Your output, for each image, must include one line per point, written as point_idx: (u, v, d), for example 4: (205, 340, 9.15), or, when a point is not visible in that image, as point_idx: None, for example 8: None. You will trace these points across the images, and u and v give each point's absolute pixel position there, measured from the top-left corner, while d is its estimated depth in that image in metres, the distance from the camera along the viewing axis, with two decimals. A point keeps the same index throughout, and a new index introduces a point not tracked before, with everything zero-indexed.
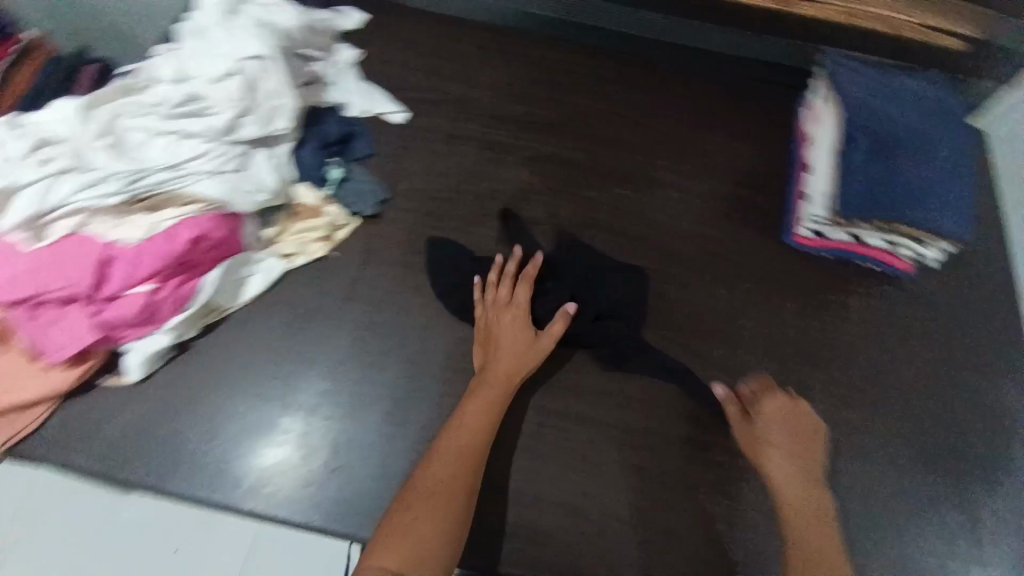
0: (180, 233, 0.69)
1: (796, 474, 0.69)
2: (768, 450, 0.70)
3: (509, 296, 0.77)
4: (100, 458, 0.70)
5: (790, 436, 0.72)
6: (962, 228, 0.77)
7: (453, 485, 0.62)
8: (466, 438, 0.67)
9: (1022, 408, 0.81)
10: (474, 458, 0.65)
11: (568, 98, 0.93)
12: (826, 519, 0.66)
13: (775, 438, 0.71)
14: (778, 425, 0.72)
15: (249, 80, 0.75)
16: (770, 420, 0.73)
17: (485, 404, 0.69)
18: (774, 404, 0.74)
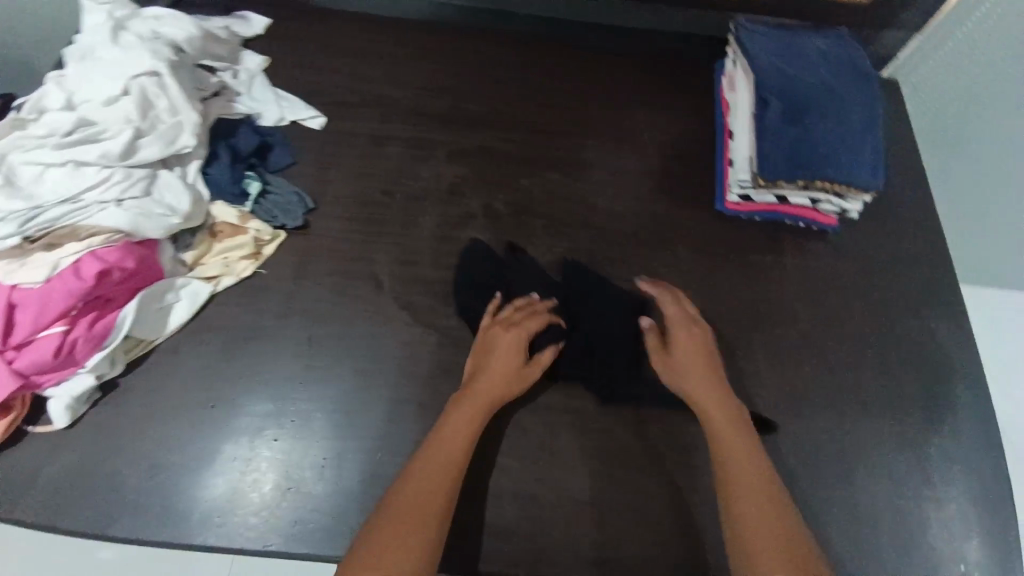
0: (86, 268, 0.66)
1: (707, 395, 0.70)
2: (678, 372, 0.72)
3: (520, 320, 0.74)
4: (34, 511, 0.65)
5: (705, 361, 0.73)
6: (878, 177, 0.79)
7: (433, 496, 0.59)
8: (447, 445, 0.63)
9: (961, 344, 0.82)
10: (453, 476, 0.61)
11: (486, 85, 0.92)
12: (745, 434, 0.67)
13: (684, 363, 0.73)
14: (692, 351, 0.73)
15: (142, 99, 0.72)
16: (685, 349, 0.74)
17: (468, 413, 0.66)
18: (686, 335, 0.75)
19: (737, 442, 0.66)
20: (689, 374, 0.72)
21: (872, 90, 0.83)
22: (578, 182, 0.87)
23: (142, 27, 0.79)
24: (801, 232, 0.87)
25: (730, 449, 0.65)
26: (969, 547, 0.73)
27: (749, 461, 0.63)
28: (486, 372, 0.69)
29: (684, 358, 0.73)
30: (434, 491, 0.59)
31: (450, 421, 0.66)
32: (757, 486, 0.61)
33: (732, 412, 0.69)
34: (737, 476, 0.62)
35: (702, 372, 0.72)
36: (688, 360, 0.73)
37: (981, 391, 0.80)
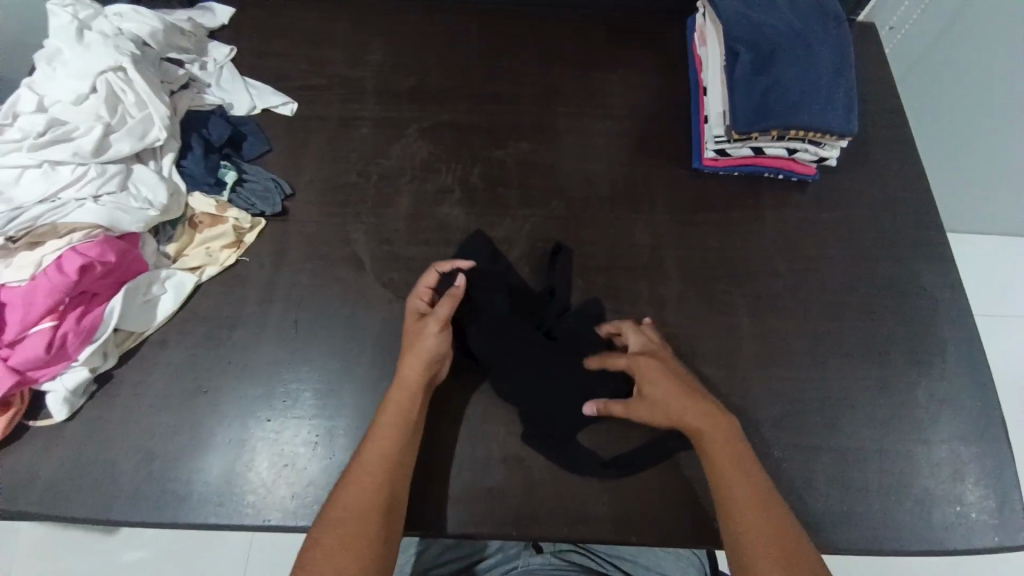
0: (68, 264, 0.67)
1: (701, 419, 0.64)
2: (666, 412, 0.66)
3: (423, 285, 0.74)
4: (43, 501, 0.67)
5: (677, 389, 0.66)
6: (853, 123, 0.78)
7: (374, 487, 0.60)
8: (386, 431, 0.64)
9: (944, 285, 0.82)
10: (396, 459, 0.62)
11: (454, 59, 0.91)
12: (741, 447, 0.64)
13: (666, 398, 0.66)
14: (660, 387, 0.66)
15: (111, 97, 0.74)
16: (649, 388, 0.67)
17: (403, 397, 0.66)
18: (649, 364, 0.68)
19: (735, 457, 0.63)
20: (669, 412, 0.65)
21: (842, 36, 0.82)
22: (550, 149, 0.87)
23: (104, 24, 0.78)
24: (781, 184, 0.86)
25: (728, 469, 0.62)
26: (964, 487, 0.72)
27: (746, 479, 0.61)
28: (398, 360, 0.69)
29: (651, 402, 0.67)
30: (377, 480, 0.61)
31: (386, 409, 0.65)
32: (756, 507, 0.60)
33: (727, 426, 0.65)
34: (734, 500, 0.61)
35: (683, 401, 0.65)
36: (661, 398, 0.66)
37: (966, 332, 0.80)
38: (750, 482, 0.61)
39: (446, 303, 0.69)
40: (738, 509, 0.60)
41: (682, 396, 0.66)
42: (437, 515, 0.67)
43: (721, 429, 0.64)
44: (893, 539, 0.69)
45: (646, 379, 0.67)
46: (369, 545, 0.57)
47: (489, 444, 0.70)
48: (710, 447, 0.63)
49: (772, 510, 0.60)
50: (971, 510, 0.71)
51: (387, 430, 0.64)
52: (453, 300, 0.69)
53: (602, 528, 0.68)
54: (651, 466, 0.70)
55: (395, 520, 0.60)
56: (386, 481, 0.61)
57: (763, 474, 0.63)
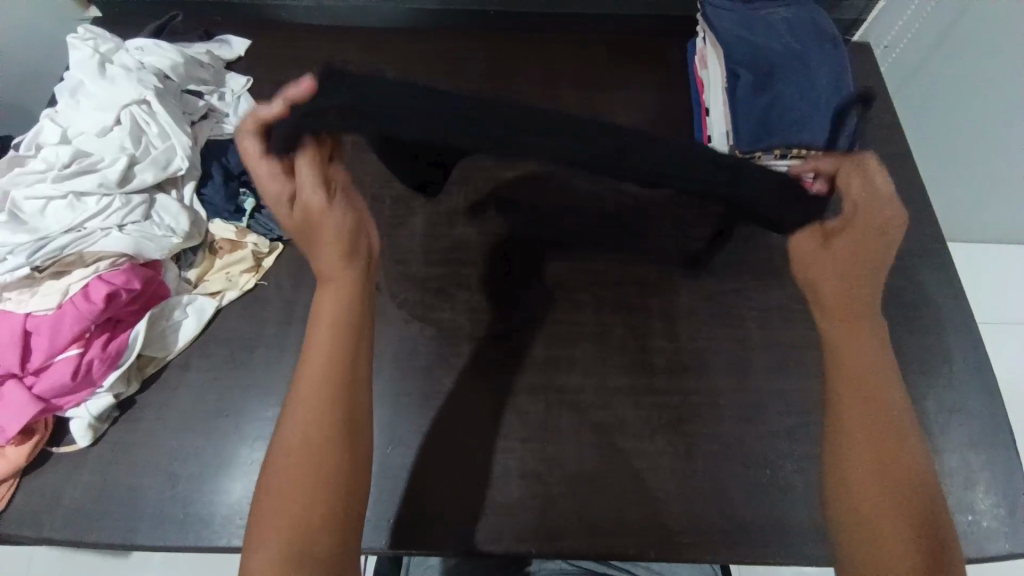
0: (94, 291, 0.69)
1: (849, 289, 0.73)
2: (838, 266, 0.73)
3: (260, 152, 0.64)
4: (67, 527, 0.68)
5: (890, 228, 0.74)
6: (852, 138, 0.81)
7: (324, 391, 0.58)
8: (318, 343, 0.61)
9: (947, 295, 0.83)
10: (340, 360, 0.60)
11: (465, 83, 0.95)
12: (910, 476, 0.60)
13: (852, 259, 0.73)
14: (878, 221, 0.74)
15: (134, 129, 0.77)
16: (867, 211, 0.74)
17: (333, 300, 0.65)
18: (866, 223, 0.73)
19: (876, 438, 0.62)
20: (848, 269, 0.73)
21: (839, 55, 0.85)
22: None
23: (127, 57, 0.82)
24: None
25: (865, 484, 0.60)
26: (976, 495, 0.73)
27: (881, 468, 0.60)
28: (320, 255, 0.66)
29: (852, 235, 0.73)
30: (326, 386, 0.59)
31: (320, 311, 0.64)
32: (876, 514, 0.58)
33: (905, 445, 0.62)
34: (857, 486, 0.60)
35: (852, 274, 0.72)
36: (842, 258, 0.73)
37: (972, 342, 0.81)
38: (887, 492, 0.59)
39: (308, 162, 0.64)
40: (867, 516, 0.58)
41: (848, 272, 0.73)
42: (459, 531, 0.68)
43: (868, 344, 0.70)
44: None
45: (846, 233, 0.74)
46: (328, 467, 0.55)
47: (508, 460, 0.71)
48: (840, 345, 0.70)
49: (904, 505, 0.58)
50: (983, 517, 0.72)
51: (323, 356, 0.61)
52: (313, 160, 0.64)
53: (622, 541, 0.68)
54: (668, 480, 0.71)
55: (359, 436, 0.58)
56: (330, 395, 0.58)
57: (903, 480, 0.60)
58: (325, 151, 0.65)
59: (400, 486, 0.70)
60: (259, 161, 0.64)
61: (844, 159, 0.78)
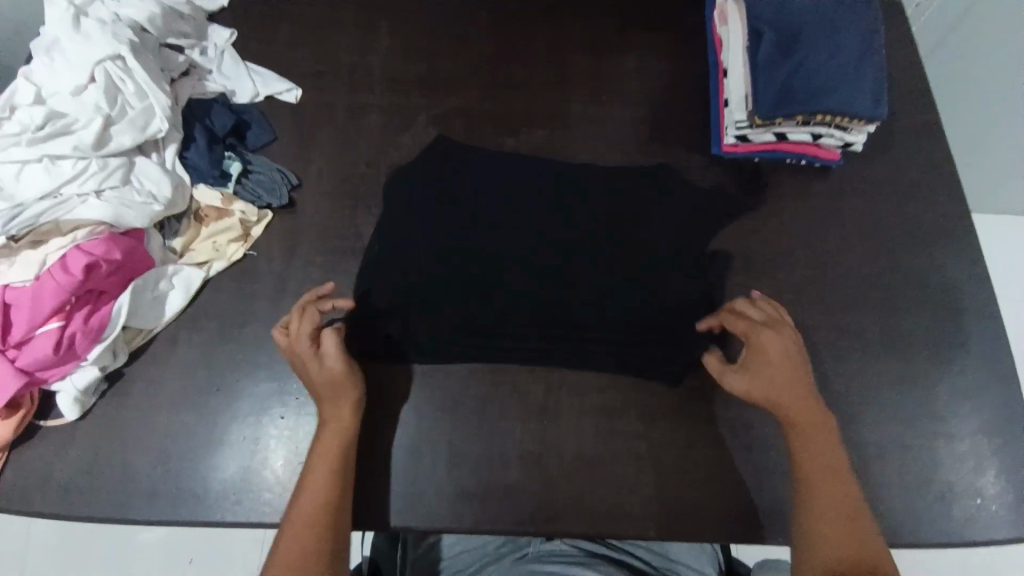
0: (72, 262, 0.66)
1: (792, 397, 0.66)
2: (767, 383, 0.66)
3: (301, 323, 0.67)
4: (60, 500, 0.67)
5: (789, 352, 0.68)
6: (881, 106, 0.75)
7: (344, 449, 0.64)
8: (341, 408, 0.66)
9: (968, 274, 0.79)
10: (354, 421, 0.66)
11: (464, 42, 0.88)
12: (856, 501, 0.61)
13: (773, 373, 0.67)
14: (770, 348, 0.68)
15: (109, 88, 0.71)
16: (758, 342, 0.68)
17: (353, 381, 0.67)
18: (771, 343, 0.68)
19: (826, 475, 0.63)
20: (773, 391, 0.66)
21: (871, 15, 0.79)
22: (564, 137, 0.84)
23: (102, 11, 0.76)
24: (804, 171, 0.83)
25: (830, 524, 0.60)
26: (985, 481, 0.71)
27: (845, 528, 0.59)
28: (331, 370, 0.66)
29: (760, 361, 0.68)
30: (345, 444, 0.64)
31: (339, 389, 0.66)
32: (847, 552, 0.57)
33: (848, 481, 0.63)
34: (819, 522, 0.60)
35: (784, 388, 0.66)
36: (765, 378, 0.67)
37: (991, 326, 0.78)
38: (847, 527, 0.59)
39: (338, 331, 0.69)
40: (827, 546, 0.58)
41: (779, 381, 0.66)
42: (456, 510, 0.67)
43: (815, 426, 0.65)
44: (913, 534, 0.69)
45: (759, 351, 0.68)
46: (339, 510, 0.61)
47: (507, 441, 0.70)
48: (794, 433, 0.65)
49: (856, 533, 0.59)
50: (991, 504, 0.70)
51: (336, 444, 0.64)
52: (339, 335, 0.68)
53: (621, 524, 0.67)
54: (670, 463, 0.69)
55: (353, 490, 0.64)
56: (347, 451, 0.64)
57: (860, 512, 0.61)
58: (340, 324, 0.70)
59: (396, 465, 0.68)
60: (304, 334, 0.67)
61: (721, 313, 0.73)
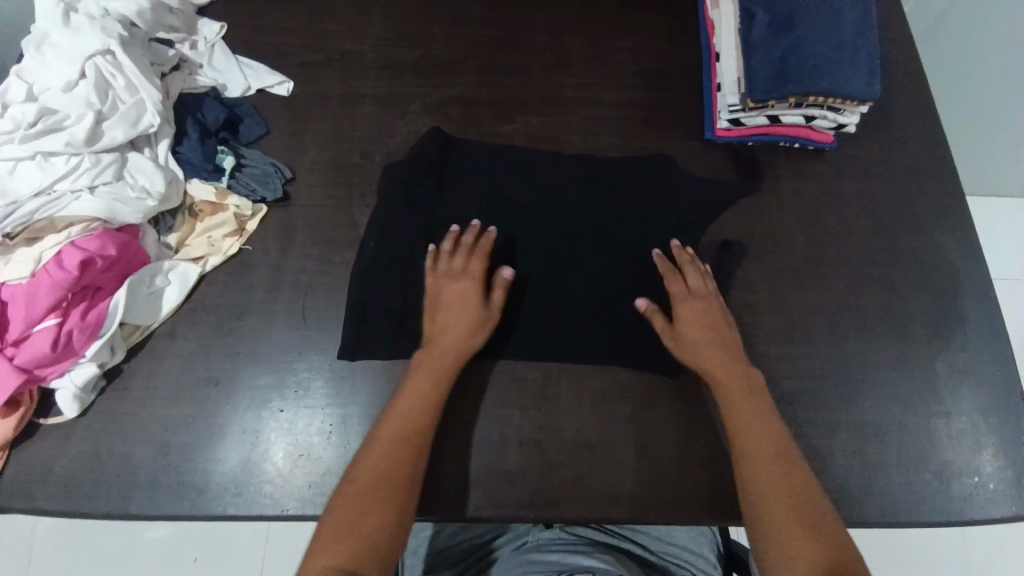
0: (66, 259, 0.65)
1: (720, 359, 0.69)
2: (697, 344, 0.70)
3: (463, 266, 0.73)
4: (62, 496, 0.67)
5: (716, 319, 0.71)
6: (875, 87, 0.75)
7: (425, 405, 0.66)
8: (436, 363, 0.68)
9: (963, 253, 0.80)
10: (446, 380, 0.68)
11: (456, 30, 0.88)
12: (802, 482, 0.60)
13: (703, 335, 0.70)
14: (698, 311, 0.71)
15: (101, 83, 0.71)
16: (689, 308, 0.72)
17: (459, 341, 0.69)
18: (698, 308, 0.72)
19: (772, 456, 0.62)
20: (704, 354, 0.69)
21: None
22: (558, 124, 0.84)
23: (90, 5, 0.75)
24: (798, 153, 0.83)
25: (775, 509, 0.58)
26: (982, 459, 0.72)
27: (783, 468, 0.61)
28: (442, 323, 0.70)
29: (689, 323, 0.71)
30: (429, 400, 0.66)
31: (441, 343, 0.69)
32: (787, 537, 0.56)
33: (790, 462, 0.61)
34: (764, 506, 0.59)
35: (711, 349, 0.69)
36: (695, 340, 0.70)
37: (987, 304, 0.78)
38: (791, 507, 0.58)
39: (499, 289, 0.72)
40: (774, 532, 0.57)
41: (706, 340, 0.70)
42: (457, 498, 0.67)
43: (744, 395, 0.67)
44: (911, 511, 0.69)
45: (688, 317, 0.71)
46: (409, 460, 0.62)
47: (506, 428, 0.70)
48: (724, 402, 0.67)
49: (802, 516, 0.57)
50: (988, 481, 0.71)
51: (416, 404, 0.66)
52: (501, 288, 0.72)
53: (622, 507, 0.68)
54: (668, 446, 0.70)
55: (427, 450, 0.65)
56: (427, 406, 0.66)
57: (808, 492, 0.59)
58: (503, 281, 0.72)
59: None
60: (451, 275, 0.72)
61: (664, 272, 0.74)
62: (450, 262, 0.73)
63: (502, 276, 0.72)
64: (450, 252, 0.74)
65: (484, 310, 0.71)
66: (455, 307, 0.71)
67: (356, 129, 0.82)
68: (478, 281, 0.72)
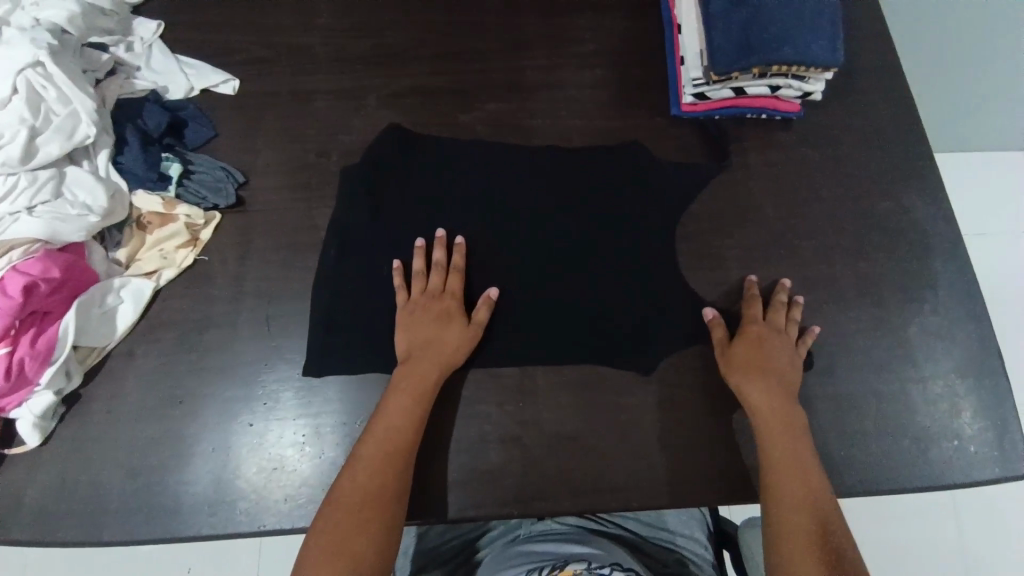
0: (9, 284, 0.62)
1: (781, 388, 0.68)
2: (756, 366, 0.69)
3: (442, 285, 0.72)
4: (30, 531, 0.65)
5: (784, 351, 0.70)
6: (838, 53, 0.73)
7: (408, 414, 0.65)
8: (420, 375, 0.67)
9: (935, 215, 0.79)
10: (429, 390, 0.66)
11: (408, 15, 0.84)
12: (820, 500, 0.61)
13: (763, 359, 0.69)
14: (767, 339, 0.71)
15: (33, 96, 0.66)
16: (762, 331, 0.71)
17: (441, 355, 0.68)
18: (765, 335, 0.71)
19: (795, 471, 0.63)
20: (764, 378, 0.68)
21: None
22: (520, 109, 0.81)
23: (22, 17, 0.70)
24: (765, 124, 0.82)
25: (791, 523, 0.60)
26: (960, 422, 0.72)
27: (804, 482, 0.62)
28: (423, 340, 0.69)
29: (754, 348, 0.70)
30: (412, 411, 0.65)
31: (425, 355, 0.68)
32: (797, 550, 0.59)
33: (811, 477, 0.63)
34: (783, 516, 0.61)
35: (771, 373, 0.69)
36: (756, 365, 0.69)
37: (959, 265, 0.78)
38: (804, 522, 0.60)
39: (483, 307, 0.71)
40: (788, 544, 0.59)
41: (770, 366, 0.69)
42: (438, 499, 0.66)
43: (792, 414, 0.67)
44: (893, 480, 0.70)
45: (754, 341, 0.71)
46: (395, 470, 0.61)
47: (484, 425, 0.69)
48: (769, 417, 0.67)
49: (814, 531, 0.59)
50: (967, 443, 0.72)
51: (401, 412, 0.65)
52: (487, 307, 0.71)
53: (606, 496, 0.67)
54: (648, 431, 0.69)
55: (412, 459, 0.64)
56: (409, 416, 0.64)
57: (824, 507, 0.61)
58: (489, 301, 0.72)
59: None
60: (434, 297, 0.71)
61: (750, 295, 0.74)
62: (426, 281, 0.72)
63: (487, 295, 0.72)
64: (424, 271, 0.73)
65: (470, 328, 0.70)
66: (435, 326, 0.69)
67: (309, 127, 0.79)
68: (456, 300, 0.72)
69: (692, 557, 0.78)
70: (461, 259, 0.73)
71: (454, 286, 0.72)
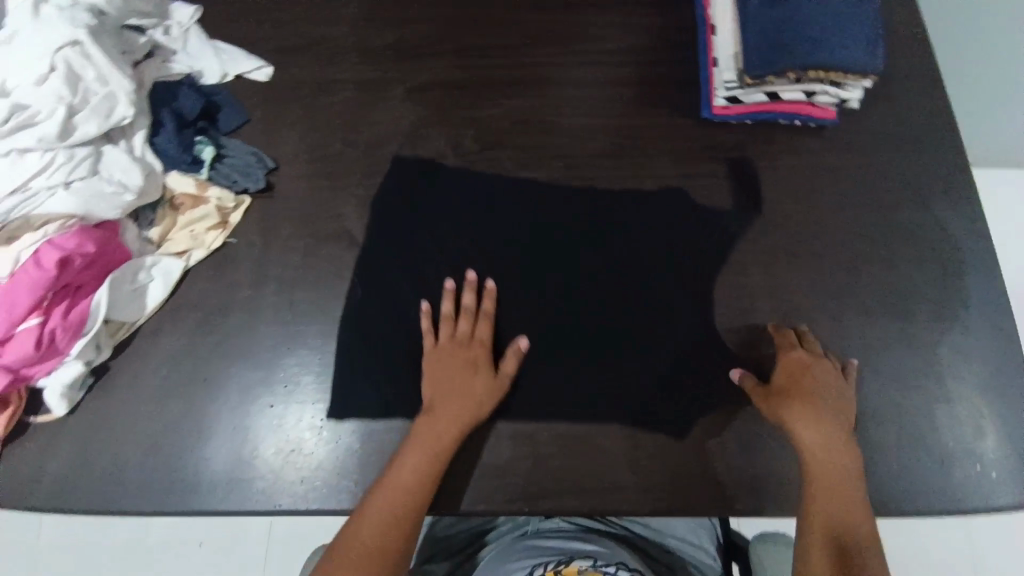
0: (45, 257, 0.64)
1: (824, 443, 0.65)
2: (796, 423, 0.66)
3: (471, 330, 0.71)
4: (54, 498, 0.67)
5: (826, 405, 0.67)
6: (877, 58, 0.72)
7: (427, 467, 0.64)
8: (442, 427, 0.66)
9: (968, 230, 0.77)
10: (451, 442, 0.65)
11: (439, 7, 0.84)
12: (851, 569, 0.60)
13: (806, 414, 0.66)
14: (806, 392, 0.67)
15: (71, 75, 0.68)
16: (800, 384, 0.68)
17: (465, 407, 0.67)
18: (806, 389, 0.67)
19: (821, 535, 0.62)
20: (806, 437, 0.65)
21: None
22: (547, 106, 0.81)
23: None
24: (796, 130, 0.80)
25: None
26: (985, 446, 0.70)
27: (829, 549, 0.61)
28: (448, 388, 0.68)
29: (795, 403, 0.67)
30: (431, 462, 0.65)
31: (449, 404, 0.67)
32: None
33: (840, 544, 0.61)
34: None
35: (814, 428, 0.65)
36: (797, 421, 0.66)
37: (991, 283, 0.76)
38: None
39: (511, 358, 0.70)
40: None
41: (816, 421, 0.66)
42: (447, 491, 0.67)
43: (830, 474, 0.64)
44: (911, 501, 0.68)
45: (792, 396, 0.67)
46: (407, 523, 0.63)
47: (496, 420, 0.69)
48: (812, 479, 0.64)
49: None
50: (990, 468, 0.70)
51: (419, 464, 0.64)
52: (516, 357, 0.70)
53: (615, 498, 0.67)
54: (661, 436, 0.69)
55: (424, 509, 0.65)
56: (427, 466, 0.64)
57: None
58: (516, 352, 0.71)
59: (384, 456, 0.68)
60: (461, 343, 0.70)
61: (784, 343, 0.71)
62: (454, 326, 0.71)
63: (516, 345, 0.71)
64: (451, 314, 0.72)
65: (497, 379, 0.69)
66: (461, 376, 0.68)
67: (338, 116, 0.80)
68: (484, 349, 0.71)
69: (699, 565, 0.78)
70: (489, 305, 0.73)
71: (483, 334, 0.71)
